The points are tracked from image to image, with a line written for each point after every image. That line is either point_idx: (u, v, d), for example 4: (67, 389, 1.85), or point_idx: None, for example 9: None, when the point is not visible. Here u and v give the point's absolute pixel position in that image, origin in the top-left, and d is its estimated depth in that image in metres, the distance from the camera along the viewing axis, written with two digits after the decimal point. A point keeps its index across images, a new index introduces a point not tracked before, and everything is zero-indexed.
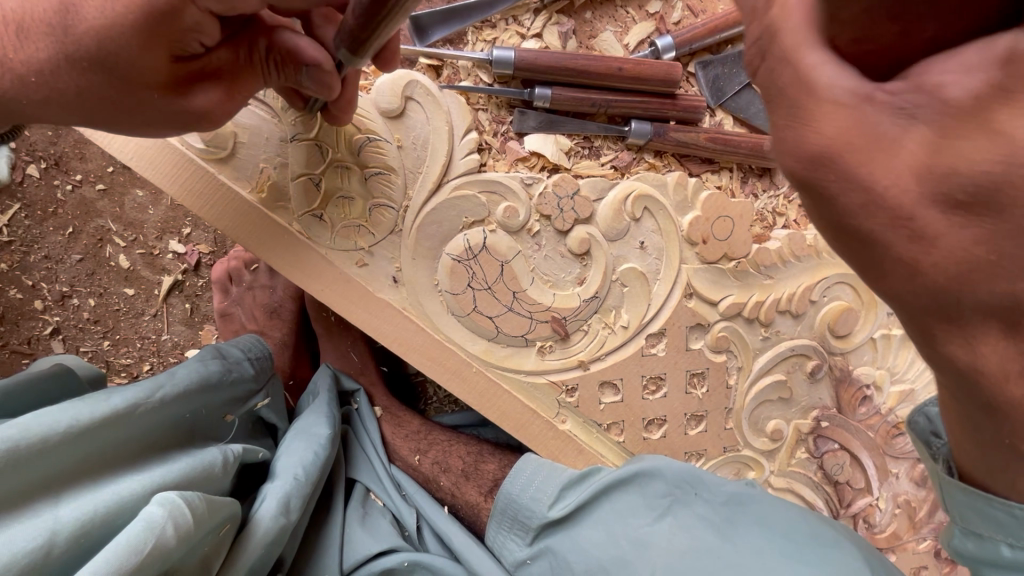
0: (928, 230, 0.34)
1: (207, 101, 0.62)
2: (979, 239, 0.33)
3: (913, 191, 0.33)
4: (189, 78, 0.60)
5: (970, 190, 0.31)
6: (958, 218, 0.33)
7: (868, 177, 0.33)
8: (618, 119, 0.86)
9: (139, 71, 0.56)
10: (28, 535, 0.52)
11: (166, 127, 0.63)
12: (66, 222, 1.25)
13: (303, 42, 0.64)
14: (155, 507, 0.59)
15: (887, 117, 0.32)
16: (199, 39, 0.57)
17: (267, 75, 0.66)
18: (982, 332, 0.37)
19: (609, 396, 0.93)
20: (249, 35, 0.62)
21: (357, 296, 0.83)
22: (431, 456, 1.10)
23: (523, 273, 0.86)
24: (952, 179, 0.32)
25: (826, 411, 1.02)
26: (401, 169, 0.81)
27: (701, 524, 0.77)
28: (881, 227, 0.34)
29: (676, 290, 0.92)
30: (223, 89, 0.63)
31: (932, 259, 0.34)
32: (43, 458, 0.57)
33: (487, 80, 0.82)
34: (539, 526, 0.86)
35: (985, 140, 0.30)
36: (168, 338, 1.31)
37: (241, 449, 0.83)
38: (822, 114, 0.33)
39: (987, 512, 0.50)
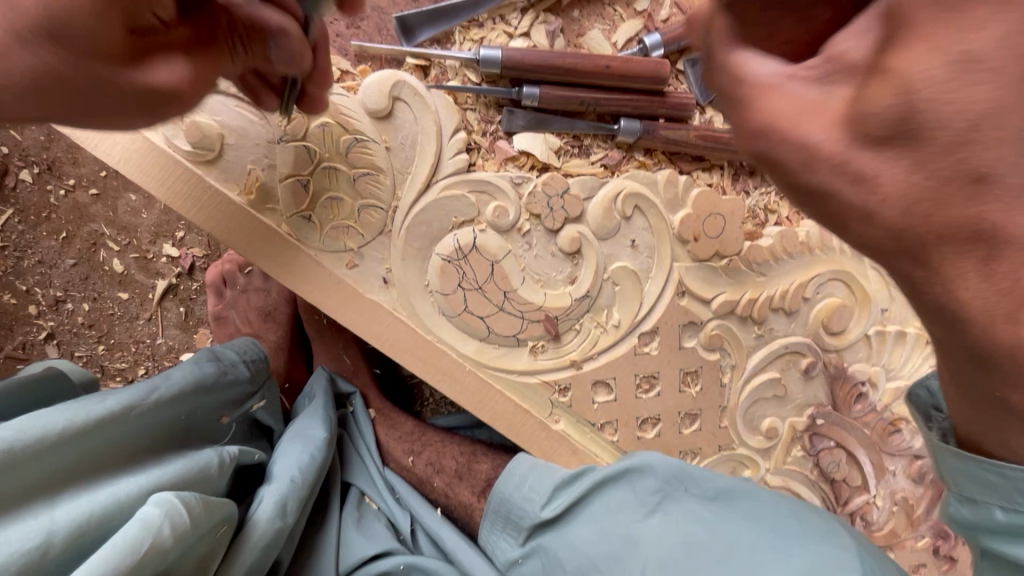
0: (865, 170, 0.36)
1: (176, 73, 0.53)
2: (911, 168, 0.35)
3: (844, 136, 0.36)
4: (151, 51, 0.51)
5: (885, 128, 0.35)
6: (887, 152, 0.35)
7: (801, 134, 0.37)
8: (607, 118, 0.86)
9: (93, 37, 0.47)
10: (24, 534, 0.52)
11: (136, 113, 0.54)
12: (59, 227, 1.25)
13: (268, 12, 0.58)
14: (152, 506, 0.58)
15: (810, 86, 0.37)
16: (151, 7, 0.49)
17: (235, 54, 0.58)
18: (958, 273, 0.37)
19: (603, 395, 0.93)
20: (206, 11, 0.55)
21: (348, 298, 0.83)
22: (424, 458, 1.09)
23: (514, 273, 0.86)
24: (867, 121, 0.35)
25: (821, 408, 1.02)
26: (390, 170, 0.81)
27: (692, 517, 0.76)
28: (821, 172, 0.38)
29: (668, 288, 0.92)
30: (190, 60, 0.54)
31: (877, 198, 0.37)
32: (38, 460, 0.57)
33: (474, 80, 0.82)
34: (532, 526, 0.86)
35: (886, 83, 0.34)
36: (162, 342, 1.31)
37: (237, 451, 0.82)
38: (757, 96, 0.38)
39: (976, 475, 0.48)
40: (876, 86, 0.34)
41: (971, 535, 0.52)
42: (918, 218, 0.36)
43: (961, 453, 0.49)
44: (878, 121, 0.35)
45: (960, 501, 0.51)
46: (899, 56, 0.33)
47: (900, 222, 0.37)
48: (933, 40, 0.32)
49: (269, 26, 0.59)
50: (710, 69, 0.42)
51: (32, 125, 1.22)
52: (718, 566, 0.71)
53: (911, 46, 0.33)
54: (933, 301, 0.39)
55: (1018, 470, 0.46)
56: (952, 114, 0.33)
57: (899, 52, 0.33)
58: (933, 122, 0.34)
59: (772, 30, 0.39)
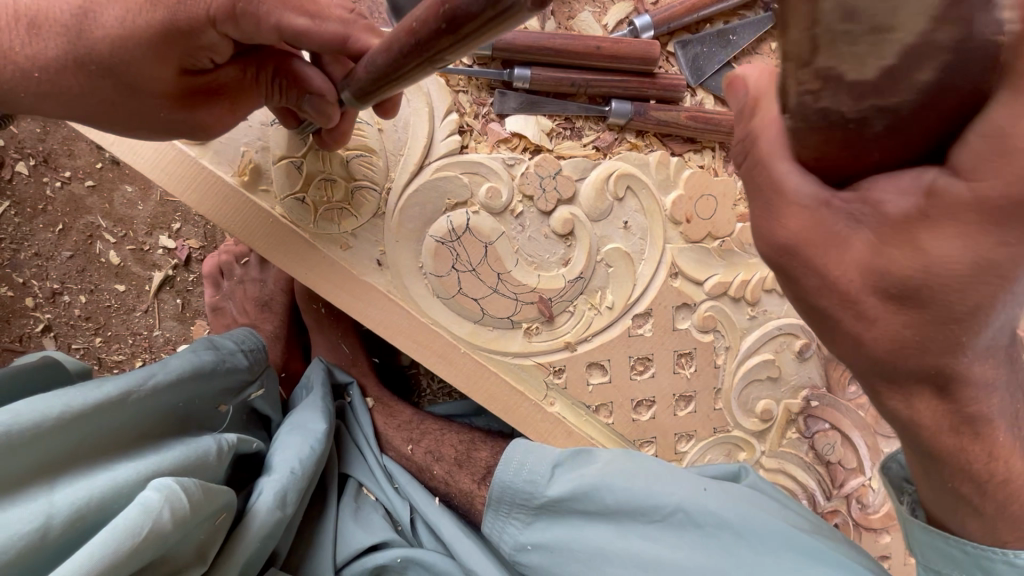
0: (868, 311, 0.40)
1: (209, 114, 0.68)
2: (908, 323, 0.40)
3: (864, 286, 0.39)
4: (196, 92, 0.65)
5: (899, 288, 0.38)
6: (896, 308, 0.39)
7: (822, 265, 0.39)
8: (598, 100, 0.87)
9: (148, 80, 0.60)
10: (23, 518, 0.53)
11: (163, 131, 0.67)
12: (56, 219, 1.25)
13: (311, 72, 0.65)
14: (152, 492, 0.59)
15: (840, 221, 0.37)
16: (211, 56, 0.62)
17: (269, 95, 0.69)
18: (918, 393, 0.44)
19: (597, 377, 0.93)
20: (258, 57, 0.65)
21: (343, 280, 0.84)
22: (423, 446, 1.09)
23: (507, 255, 0.86)
24: (883, 278, 0.38)
25: (815, 390, 1.02)
26: (383, 152, 0.82)
27: (712, 522, 0.75)
28: (831, 300, 0.41)
29: (661, 270, 0.92)
30: (225, 103, 0.68)
31: (873, 335, 0.41)
32: (36, 443, 0.57)
33: (466, 62, 0.83)
34: (539, 506, 0.83)
35: (908, 257, 0.36)
36: (160, 334, 1.31)
37: (236, 439, 0.82)
38: (786, 212, 0.38)
39: (945, 550, 0.56)
40: (896, 252, 0.36)
41: None
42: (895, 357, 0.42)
43: (934, 530, 0.56)
44: (895, 280, 0.38)
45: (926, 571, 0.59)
46: (926, 239, 0.35)
47: (889, 354, 0.42)
48: (965, 237, 0.34)
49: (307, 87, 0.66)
50: (750, 166, 0.39)
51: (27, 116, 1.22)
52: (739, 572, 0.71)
53: (936, 234, 0.35)
54: (891, 408, 0.47)
55: (978, 548, 0.53)
56: (956, 295, 0.37)
57: (928, 235, 0.35)
58: (942, 293, 0.37)
59: (821, 156, 0.35)
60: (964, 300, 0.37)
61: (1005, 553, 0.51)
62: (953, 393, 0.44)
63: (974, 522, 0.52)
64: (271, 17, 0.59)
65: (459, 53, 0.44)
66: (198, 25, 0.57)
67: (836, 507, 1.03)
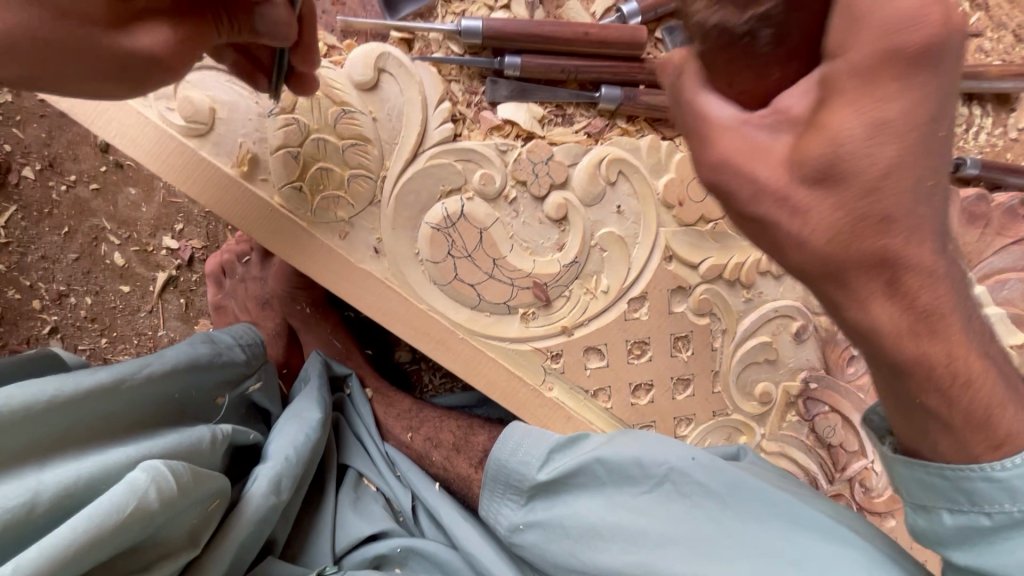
0: (800, 203, 0.43)
1: (179, 71, 0.62)
2: (837, 208, 0.42)
3: (789, 177, 0.43)
4: None
5: (819, 171, 0.41)
6: (818, 193, 0.42)
7: (749, 171, 0.44)
8: (589, 86, 0.88)
9: None
10: (12, 493, 0.54)
11: (135, 104, 0.62)
12: (61, 222, 1.28)
13: (267, 21, 0.66)
14: (140, 471, 0.59)
15: (758, 133, 0.43)
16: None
17: (218, 24, 0.58)
18: (869, 293, 0.44)
19: (595, 362, 0.94)
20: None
21: (340, 267, 0.85)
22: (422, 433, 1.10)
23: (502, 240, 0.87)
24: (803, 165, 0.42)
25: (814, 372, 1.02)
26: (377, 140, 0.84)
27: (702, 493, 0.75)
28: (762, 205, 0.45)
29: (656, 254, 0.93)
30: (192, 61, 0.62)
31: (809, 229, 0.44)
32: (25, 425, 0.59)
33: (458, 51, 0.85)
34: (532, 489, 0.83)
35: (826, 134, 0.40)
36: (164, 333, 1.33)
37: (232, 429, 0.83)
38: (716, 135, 0.44)
39: (924, 481, 0.53)
40: (812, 139, 0.41)
41: (926, 541, 0.57)
42: (841, 247, 0.43)
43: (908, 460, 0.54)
44: (814, 164, 0.41)
45: (915, 511, 0.56)
46: (829, 117, 0.40)
47: (830, 248, 0.44)
48: (864, 102, 0.39)
49: (270, 36, 0.66)
50: (681, 110, 0.46)
51: (34, 123, 1.25)
52: (733, 544, 0.70)
53: (839, 109, 0.39)
54: (853, 321, 0.47)
55: (954, 471, 0.51)
56: (869, 162, 0.41)
57: (829, 114, 0.40)
58: (857, 170, 0.41)
59: (734, 83, 0.41)
60: (888, 169, 0.41)
61: (982, 469, 0.49)
62: (900, 285, 0.44)
63: (945, 441, 0.50)
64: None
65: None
66: None
67: (839, 490, 1.01)
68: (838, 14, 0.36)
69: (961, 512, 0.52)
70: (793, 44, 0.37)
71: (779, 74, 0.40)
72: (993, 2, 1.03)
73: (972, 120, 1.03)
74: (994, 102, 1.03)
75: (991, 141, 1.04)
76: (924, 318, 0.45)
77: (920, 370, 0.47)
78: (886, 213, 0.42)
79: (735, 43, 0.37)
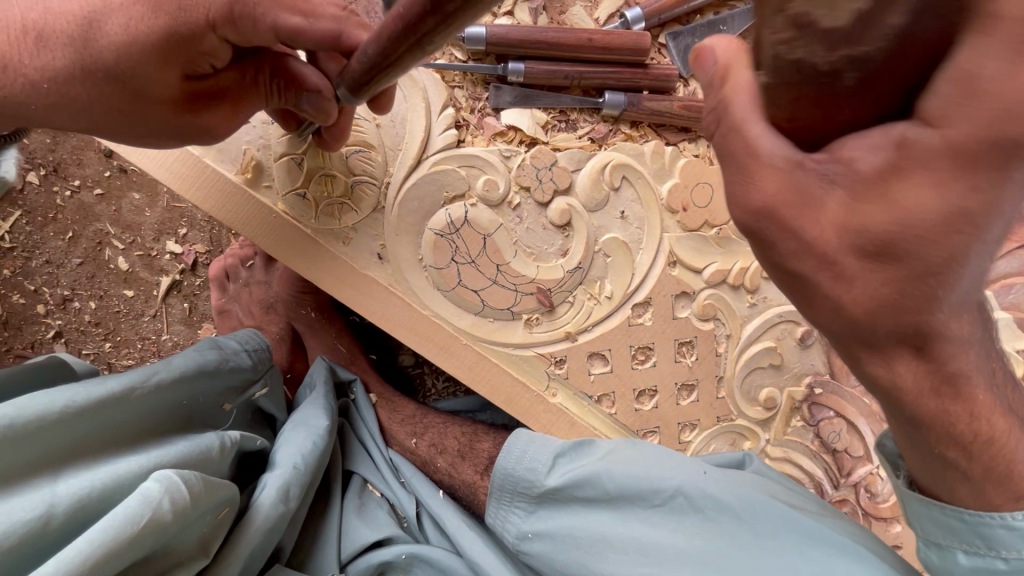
0: (844, 270, 0.40)
1: (213, 118, 0.69)
2: (887, 282, 0.39)
3: (842, 244, 0.39)
4: (201, 96, 0.66)
5: (876, 245, 0.38)
6: (870, 265, 0.39)
7: (796, 227, 0.39)
8: (592, 92, 0.88)
9: (149, 86, 0.61)
10: (27, 506, 0.54)
11: (168, 138, 0.69)
12: (66, 227, 1.28)
13: (308, 71, 0.70)
14: (152, 483, 0.59)
15: (815, 183, 0.37)
16: (211, 62, 0.64)
17: (269, 97, 0.71)
18: (896, 355, 0.45)
19: (599, 367, 0.94)
20: (256, 60, 0.68)
21: (345, 274, 0.85)
22: (427, 439, 1.10)
23: (506, 246, 0.87)
24: (860, 235, 0.37)
25: (818, 377, 1.02)
26: (381, 147, 0.84)
27: (710, 503, 0.75)
28: (803, 262, 0.41)
29: (660, 259, 0.93)
30: (227, 108, 0.69)
31: (850, 298, 0.41)
32: (39, 436, 0.59)
33: (461, 57, 0.84)
34: (540, 495, 0.83)
35: (892, 207, 0.35)
36: (168, 338, 1.33)
37: (239, 436, 0.83)
38: (760, 176, 0.38)
39: (942, 522, 0.55)
40: (871, 209, 0.36)
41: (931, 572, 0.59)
42: (875, 319, 0.42)
43: (930, 501, 0.56)
44: (870, 237, 0.37)
45: (927, 547, 0.58)
46: (902, 190, 0.34)
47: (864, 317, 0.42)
48: (945, 181, 0.33)
49: (303, 86, 0.70)
50: (724, 132, 0.39)
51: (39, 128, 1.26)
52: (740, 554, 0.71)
53: (914, 182, 0.34)
54: (869, 373, 0.47)
55: (977, 516, 0.53)
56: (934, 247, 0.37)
57: (902, 187, 0.34)
58: (918, 250, 0.37)
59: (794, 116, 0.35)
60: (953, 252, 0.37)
61: (1002, 517, 0.52)
62: (928, 348, 0.43)
63: (963, 488, 0.53)
64: (268, 17, 0.62)
65: (446, 34, 0.45)
66: (198, 30, 0.60)
67: (844, 496, 1.01)
68: (945, 79, 0.29)
69: (977, 553, 0.54)
70: (875, 91, 0.31)
71: (849, 113, 0.33)
72: None
73: None
74: None
75: None
76: (947, 379, 0.46)
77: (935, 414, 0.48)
78: (933, 293, 0.39)
79: (816, 80, 0.31)
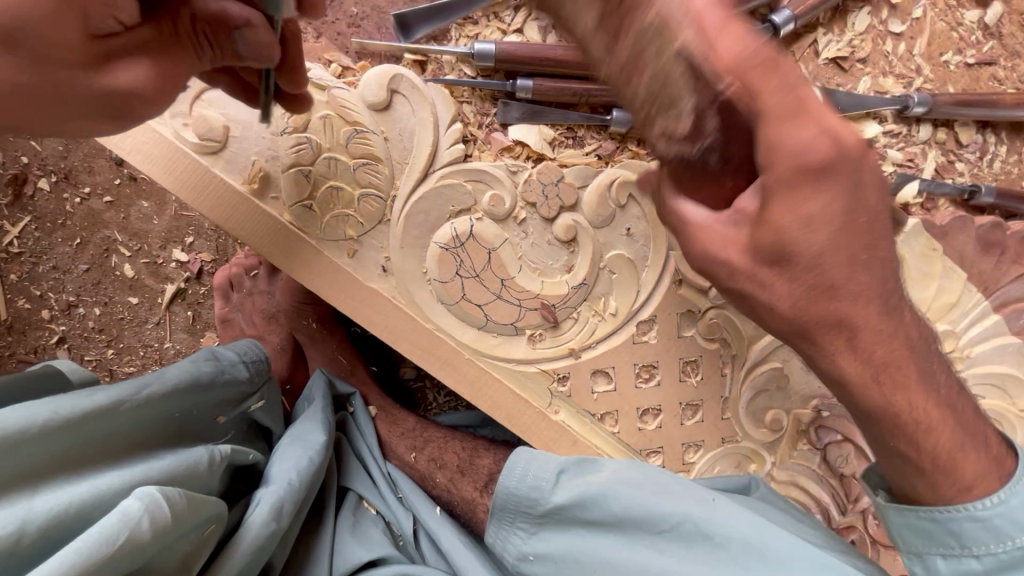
0: (763, 280, 0.54)
1: (135, 77, 0.59)
2: (796, 282, 0.53)
3: (751, 260, 0.54)
4: (113, 54, 0.58)
5: (776, 252, 0.52)
6: (780, 272, 0.53)
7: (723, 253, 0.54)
8: (600, 110, 0.89)
9: (52, 47, 0.54)
10: (1, 522, 0.52)
11: (94, 116, 0.61)
12: (74, 234, 1.29)
13: (228, 5, 0.62)
14: (132, 499, 0.57)
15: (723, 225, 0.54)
16: (112, 15, 0.56)
17: (200, 50, 0.63)
18: (837, 347, 0.55)
19: (602, 385, 0.93)
20: (171, 8, 0.61)
21: (350, 288, 0.85)
22: (426, 454, 1.09)
23: (511, 261, 0.87)
24: (764, 246, 0.52)
25: (826, 400, 0.99)
26: (388, 160, 0.84)
27: (723, 531, 0.73)
28: (736, 281, 0.55)
29: (665, 277, 0.92)
30: (147, 62, 0.60)
31: (776, 301, 0.54)
32: (21, 449, 0.58)
33: (470, 73, 0.85)
34: (543, 515, 0.81)
35: (783, 214, 0.50)
36: (170, 346, 1.33)
37: (231, 450, 0.81)
38: (692, 232, 0.55)
39: (917, 527, 0.61)
40: (763, 229, 0.52)
41: None
42: (802, 310, 0.54)
43: (903, 508, 0.62)
44: (771, 246, 0.52)
45: (912, 558, 0.63)
46: (776, 209, 0.50)
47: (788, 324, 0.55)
48: (802, 195, 0.50)
49: (230, 21, 0.62)
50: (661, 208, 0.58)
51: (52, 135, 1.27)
52: None
53: (781, 204, 0.50)
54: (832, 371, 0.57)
55: (945, 515, 0.59)
56: (809, 245, 0.51)
57: (775, 207, 0.50)
58: (806, 250, 0.51)
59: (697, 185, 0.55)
60: (822, 252, 0.52)
61: (967, 509, 0.58)
62: (861, 346, 0.55)
63: (921, 483, 0.60)
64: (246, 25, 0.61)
65: None
66: None
67: (852, 522, 0.99)
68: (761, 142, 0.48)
69: (954, 556, 0.59)
70: (735, 163, 0.53)
71: (729, 182, 0.55)
72: (1008, 30, 1.02)
73: (987, 148, 1.02)
74: (1008, 129, 1.03)
75: (1005, 169, 1.03)
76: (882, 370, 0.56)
77: (889, 418, 0.58)
78: (830, 285, 0.53)
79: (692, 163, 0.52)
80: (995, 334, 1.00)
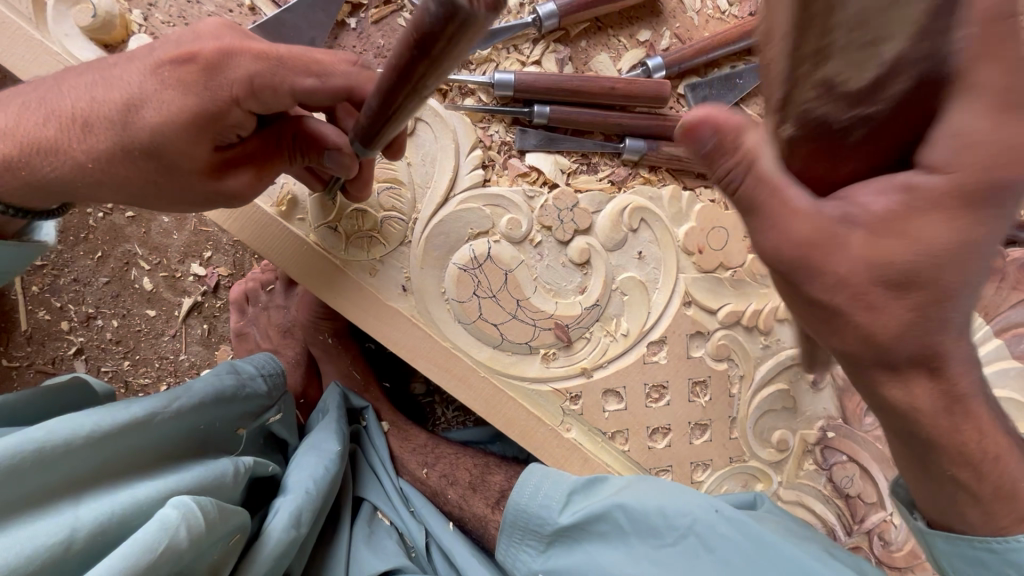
0: (874, 300, 0.51)
1: (239, 183, 0.70)
2: (916, 306, 0.51)
3: (871, 277, 0.51)
4: (226, 164, 0.68)
5: (903, 273, 0.50)
6: (898, 293, 0.51)
7: (823, 260, 0.51)
8: (614, 137, 0.92)
9: (184, 160, 0.64)
10: (49, 532, 0.55)
11: (198, 205, 0.71)
12: (96, 247, 1.33)
13: (327, 130, 0.72)
14: (170, 508, 0.60)
15: (841, 228, 0.50)
16: (234, 132, 0.66)
17: (293, 160, 0.73)
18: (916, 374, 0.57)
19: (613, 404, 0.95)
20: (279, 127, 0.70)
21: (372, 306, 0.88)
22: (438, 470, 1.11)
23: (526, 282, 0.90)
24: (892, 266, 0.50)
25: (831, 421, 1.02)
26: (411, 184, 0.87)
27: (730, 548, 0.74)
28: (839, 296, 0.52)
29: (675, 298, 0.95)
30: (252, 174, 0.71)
31: (879, 324, 0.52)
32: (64, 461, 0.60)
33: (487, 101, 0.89)
34: (552, 534, 0.83)
35: (922, 228, 0.49)
36: (185, 358, 1.35)
37: (253, 461, 0.83)
38: (788, 220, 0.50)
39: (971, 554, 0.62)
40: (892, 244, 0.49)
41: None
42: (899, 335, 0.52)
43: (954, 538, 0.63)
44: (899, 265, 0.50)
45: None
46: (922, 224, 0.48)
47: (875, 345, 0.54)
48: (945, 215, 0.48)
49: (326, 144, 0.72)
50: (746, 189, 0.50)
51: None
52: None
53: (927, 219, 0.48)
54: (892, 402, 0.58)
55: (1003, 542, 0.60)
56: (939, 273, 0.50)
57: (921, 221, 0.48)
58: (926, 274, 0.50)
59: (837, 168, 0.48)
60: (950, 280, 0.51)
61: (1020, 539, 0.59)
62: (941, 373, 0.54)
63: (973, 512, 0.60)
64: (285, 84, 0.63)
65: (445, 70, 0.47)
66: (225, 105, 0.62)
67: (858, 543, 0.98)
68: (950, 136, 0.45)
69: None
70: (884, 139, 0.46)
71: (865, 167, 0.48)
72: None
73: None
74: None
75: None
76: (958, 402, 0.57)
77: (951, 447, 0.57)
78: (946, 317, 0.52)
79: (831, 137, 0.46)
80: (996, 357, 1.02)
